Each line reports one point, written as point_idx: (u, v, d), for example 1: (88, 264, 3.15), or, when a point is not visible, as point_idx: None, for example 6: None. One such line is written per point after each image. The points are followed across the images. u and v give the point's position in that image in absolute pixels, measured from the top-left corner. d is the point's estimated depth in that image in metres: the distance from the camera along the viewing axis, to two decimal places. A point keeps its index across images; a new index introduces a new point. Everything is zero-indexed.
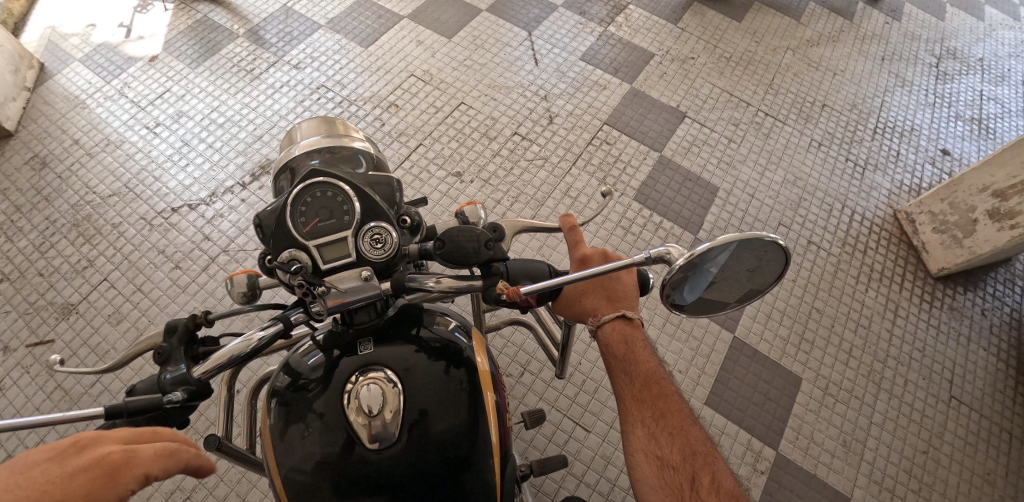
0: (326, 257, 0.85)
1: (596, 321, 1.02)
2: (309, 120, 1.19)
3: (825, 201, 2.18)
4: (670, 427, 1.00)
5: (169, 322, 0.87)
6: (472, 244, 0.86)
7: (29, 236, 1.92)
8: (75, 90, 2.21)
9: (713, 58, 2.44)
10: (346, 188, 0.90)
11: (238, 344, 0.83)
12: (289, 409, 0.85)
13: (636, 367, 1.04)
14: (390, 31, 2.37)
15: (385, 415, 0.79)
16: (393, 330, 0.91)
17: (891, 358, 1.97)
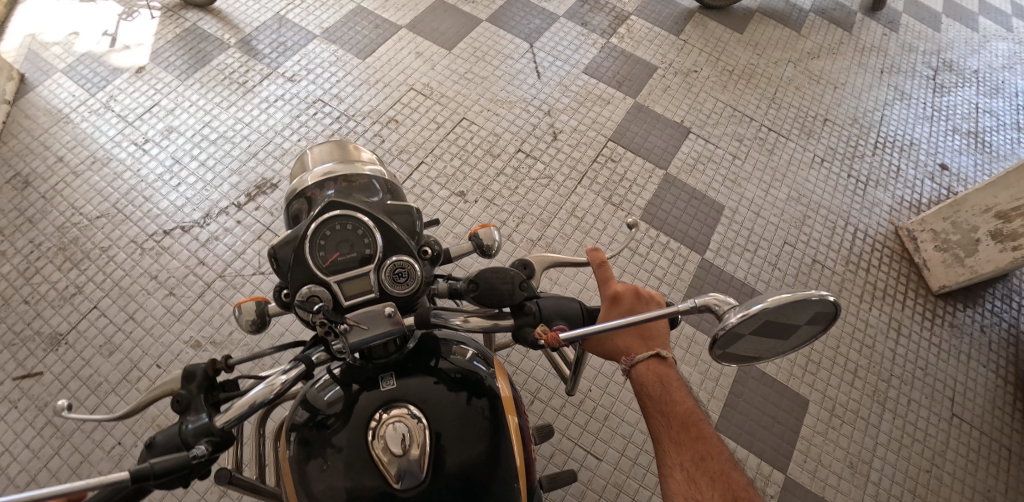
0: (347, 292, 0.81)
1: (630, 361, 0.96)
2: (320, 145, 1.14)
3: (828, 218, 2.18)
4: (709, 470, 0.91)
5: (186, 369, 0.80)
6: (506, 287, 0.86)
7: (13, 261, 1.85)
8: (57, 103, 2.12)
9: (716, 72, 2.43)
10: (366, 220, 0.85)
11: (261, 389, 0.78)
12: (310, 446, 0.84)
13: (671, 408, 0.96)
14: (388, 41, 2.30)
15: (412, 452, 0.76)
16: (412, 363, 0.90)
17: (895, 377, 1.97)
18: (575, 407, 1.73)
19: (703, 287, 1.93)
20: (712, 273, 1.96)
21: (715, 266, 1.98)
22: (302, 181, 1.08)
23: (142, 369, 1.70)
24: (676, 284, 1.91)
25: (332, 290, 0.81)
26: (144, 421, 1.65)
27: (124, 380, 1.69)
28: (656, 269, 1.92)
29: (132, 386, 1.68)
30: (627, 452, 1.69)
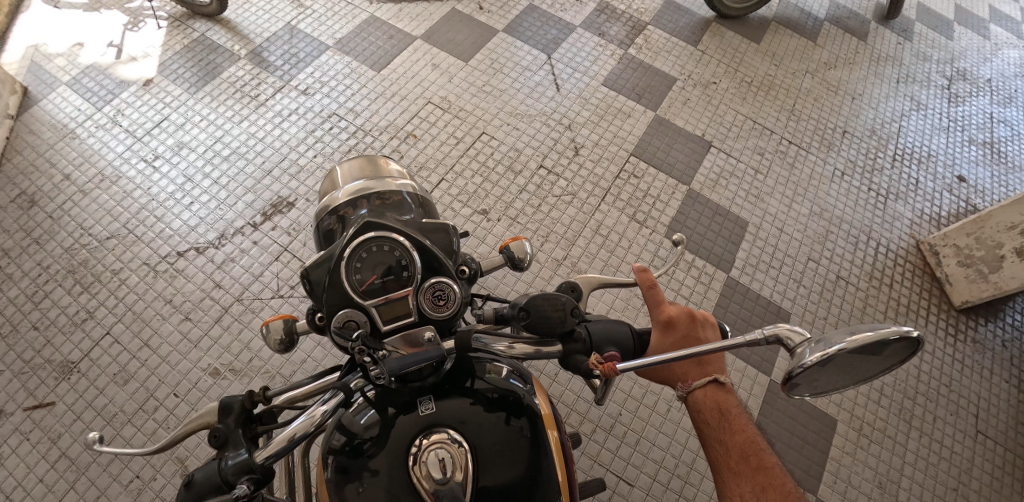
0: (385, 317, 0.79)
1: (687, 387, 0.99)
2: (352, 162, 1.10)
3: (850, 233, 2.16)
4: (766, 498, 0.91)
5: (224, 401, 0.80)
6: (557, 314, 0.84)
7: (20, 285, 1.78)
8: (62, 117, 2.05)
9: (734, 83, 2.41)
10: (403, 242, 0.83)
11: (301, 422, 0.75)
12: (345, 473, 0.77)
13: (732, 436, 0.97)
14: (404, 52, 2.25)
15: (453, 478, 0.70)
16: (448, 384, 0.83)
17: (921, 395, 1.93)
18: (606, 432, 1.70)
19: (730, 306, 1.91)
20: (738, 292, 1.94)
21: (741, 284, 1.95)
22: (334, 199, 1.03)
23: (159, 398, 1.65)
24: (703, 303, 1.88)
25: (370, 315, 0.79)
26: (161, 453, 1.59)
27: (141, 410, 1.63)
28: (682, 287, 1.90)
29: (149, 417, 1.63)
30: (659, 478, 1.66)
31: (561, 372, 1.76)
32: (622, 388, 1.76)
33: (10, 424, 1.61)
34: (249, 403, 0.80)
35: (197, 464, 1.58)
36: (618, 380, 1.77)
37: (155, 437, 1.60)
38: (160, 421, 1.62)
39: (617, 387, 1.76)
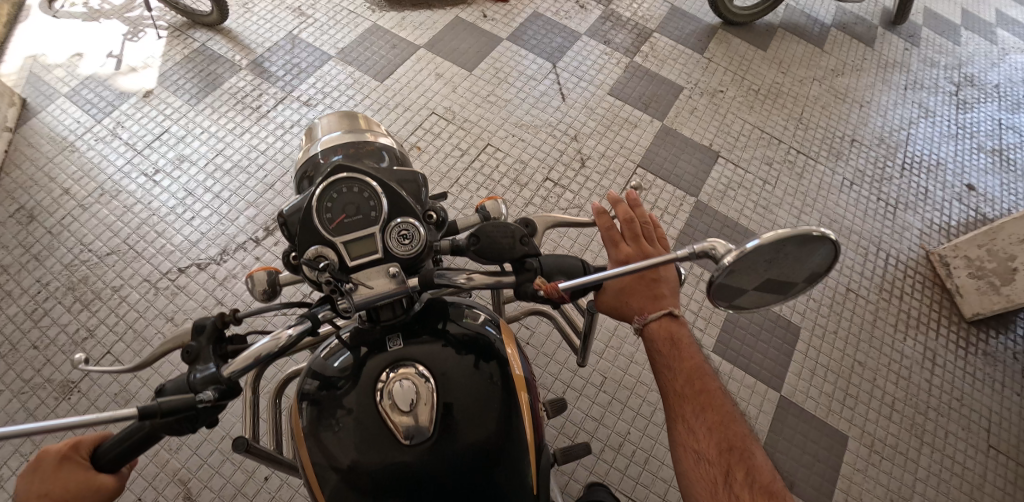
0: (352, 253, 0.75)
1: (643, 321, 0.95)
2: (328, 115, 1.05)
3: (860, 244, 2.14)
4: (708, 421, 0.94)
5: (196, 320, 0.75)
6: (506, 240, 0.77)
7: (19, 303, 1.75)
8: (62, 130, 2.02)
9: (741, 91, 2.38)
10: (373, 184, 0.80)
11: (266, 342, 0.72)
12: (318, 408, 0.79)
13: (679, 363, 0.97)
14: (407, 62, 2.22)
15: (418, 411, 0.73)
16: (420, 324, 0.84)
17: (932, 409, 1.90)
18: (615, 451, 1.67)
19: (737, 323, 1.92)
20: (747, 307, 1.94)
21: None
22: (309, 151, 0.99)
23: None
24: (709, 319, 1.90)
25: (336, 250, 0.76)
26: (162, 476, 1.57)
27: None
28: (688, 302, 1.92)
29: None
30: (668, 497, 1.64)
31: (569, 389, 1.74)
32: (630, 406, 1.75)
33: (10, 446, 1.58)
34: (222, 323, 0.76)
35: (200, 486, 1.56)
36: (626, 398, 1.75)
37: (158, 459, 1.58)
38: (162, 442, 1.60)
39: (625, 404, 1.74)
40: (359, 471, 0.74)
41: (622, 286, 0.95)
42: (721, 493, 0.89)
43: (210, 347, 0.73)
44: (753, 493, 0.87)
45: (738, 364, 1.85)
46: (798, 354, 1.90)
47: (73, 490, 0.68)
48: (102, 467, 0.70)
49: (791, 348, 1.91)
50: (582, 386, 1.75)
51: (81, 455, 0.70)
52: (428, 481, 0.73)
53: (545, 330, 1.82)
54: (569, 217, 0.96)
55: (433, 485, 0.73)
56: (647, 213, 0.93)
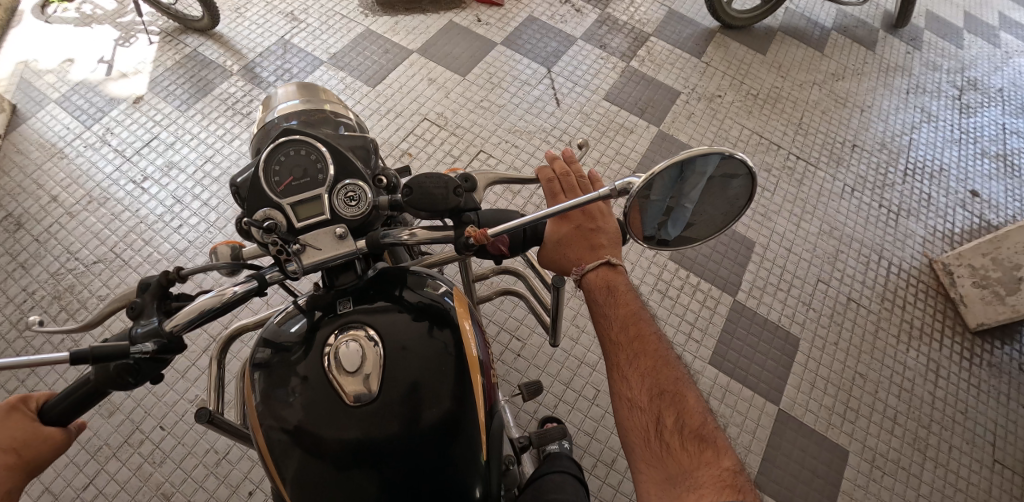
0: (299, 215, 0.84)
1: (579, 272, 0.99)
2: (288, 85, 1.14)
3: (861, 252, 2.09)
4: (643, 368, 0.94)
5: (141, 281, 0.82)
6: (440, 191, 0.84)
7: (4, 312, 1.73)
8: (51, 136, 2.00)
9: (740, 96, 2.34)
10: (321, 149, 0.88)
11: (211, 297, 0.79)
12: (271, 373, 0.84)
13: (614, 311, 0.98)
14: (399, 67, 2.19)
15: (364, 371, 0.78)
16: (375, 291, 0.90)
17: (935, 423, 1.85)
18: (608, 467, 1.66)
19: (736, 333, 1.87)
20: (745, 316, 1.90)
21: (748, 309, 1.91)
22: (267, 118, 1.09)
23: (144, 431, 1.60)
24: (708, 329, 1.86)
25: (285, 213, 0.84)
26: (145, 490, 1.53)
27: (127, 445, 1.58)
28: (686, 312, 1.87)
29: (134, 450, 1.57)
30: None
31: (561, 403, 1.72)
32: None
33: None
34: (166, 282, 0.82)
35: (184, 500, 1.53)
36: None
37: (141, 473, 1.55)
38: (145, 454, 1.57)
39: None
40: (307, 432, 0.79)
41: (560, 238, 0.99)
42: (652, 439, 0.89)
43: (154, 303, 0.81)
44: (681, 437, 0.87)
45: (736, 376, 1.81)
46: (797, 365, 1.86)
47: (21, 435, 0.73)
48: (49, 419, 0.76)
49: (789, 359, 1.86)
50: (574, 399, 1.73)
51: (31, 408, 0.76)
52: (373, 442, 0.78)
53: (538, 342, 1.80)
54: (511, 177, 1.03)
55: (378, 446, 0.78)
56: (583, 169, 0.96)
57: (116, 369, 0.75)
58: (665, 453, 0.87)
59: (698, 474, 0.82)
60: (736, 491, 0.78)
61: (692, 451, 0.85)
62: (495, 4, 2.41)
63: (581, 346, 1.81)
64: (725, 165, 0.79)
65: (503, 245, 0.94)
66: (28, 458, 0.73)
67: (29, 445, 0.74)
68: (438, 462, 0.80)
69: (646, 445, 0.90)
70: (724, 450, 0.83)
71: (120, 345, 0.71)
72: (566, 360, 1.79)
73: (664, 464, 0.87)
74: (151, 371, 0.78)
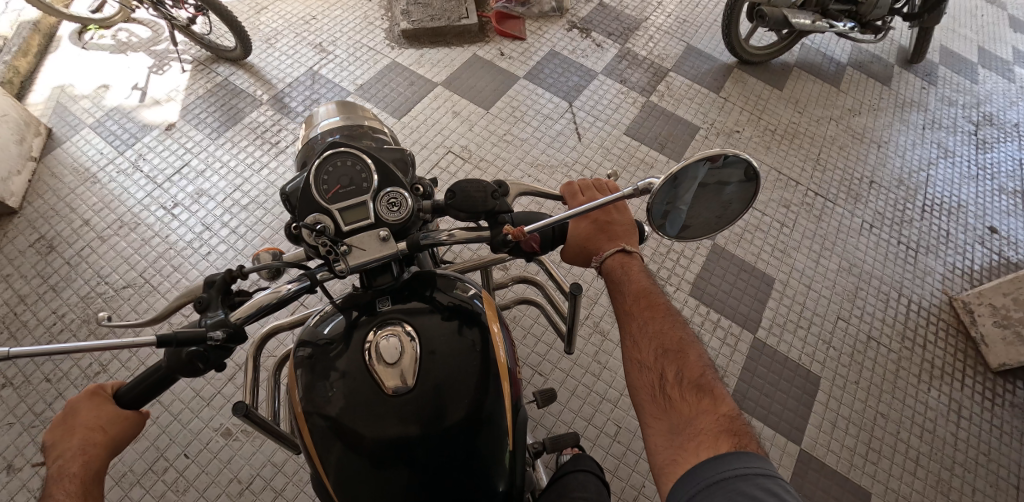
0: (346, 219, 0.89)
1: (598, 258, 1.04)
2: (330, 104, 1.24)
3: (881, 290, 2.10)
4: (649, 331, 0.99)
5: (207, 275, 0.89)
6: (480, 195, 0.91)
7: (34, 334, 1.75)
8: (85, 160, 2.03)
9: (758, 131, 2.37)
10: (366, 160, 0.93)
11: (267, 294, 0.89)
12: (313, 367, 0.88)
13: (628, 284, 1.02)
14: (424, 100, 2.23)
15: (402, 363, 0.83)
16: (409, 291, 0.95)
17: (958, 465, 1.83)
18: None
19: (757, 371, 1.88)
20: (766, 354, 1.91)
21: (768, 346, 1.93)
22: (311, 135, 1.19)
23: (169, 458, 1.61)
24: (729, 366, 1.87)
25: (333, 217, 0.89)
26: None
27: (152, 473, 1.59)
28: (708, 349, 1.88)
29: (159, 478, 1.59)
30: None
31: (583, 438, 1.73)
32: (644, 457, 1.73)
33: (19, 480, 1.59)
34: (229, 278, 0.88)
35: None
36: (640, 448, 1.74)
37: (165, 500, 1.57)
38: (169, 483, 1.59)
39: (638, 455, 1.73)
40: (346, 422, 0.83)
41: (582, 233, 1.05)
42: (657, 395, 0.94)
43: (220, 298, 0.87)
44: (683, 389, 0.92)
45: (757, 415, 1.81)
46: (818, 404, 1.85)
47: (103, 417, 0.84)
48: (124, 402, 0.86)
49: (810, 398, 1.86)
50: (596, 436, 1.74)
51: (108, 392, 0.86)
52: (405, 433, 0.82)
53: (559, 376, 1.82)
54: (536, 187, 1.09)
55: (411, 438, 0.82)
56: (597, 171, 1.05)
57: (187, 357, 0.82)
58: (668, 406, 0.92)
59: (697, 422, 0.88)
60: (733, 436, 0.85)
61: (691, 402, 0.90)
62: (518, 38, 2.46)
63: (603, 382, 1.82)
64: (718, 173, 0.90)
65: (535, 242, 0.97)
66: (112, 437, 0.84)
67: (112, 426, 0.84)
68: (466, 456, 0.84)
69: (650, 400, 0.95)
70: (721, 399, 0.90)
71: (194, 333, 0.78)
72: (588, 395, 1.80)
73: (667, 416, 0.92)
74: (217, 359, 0.85)
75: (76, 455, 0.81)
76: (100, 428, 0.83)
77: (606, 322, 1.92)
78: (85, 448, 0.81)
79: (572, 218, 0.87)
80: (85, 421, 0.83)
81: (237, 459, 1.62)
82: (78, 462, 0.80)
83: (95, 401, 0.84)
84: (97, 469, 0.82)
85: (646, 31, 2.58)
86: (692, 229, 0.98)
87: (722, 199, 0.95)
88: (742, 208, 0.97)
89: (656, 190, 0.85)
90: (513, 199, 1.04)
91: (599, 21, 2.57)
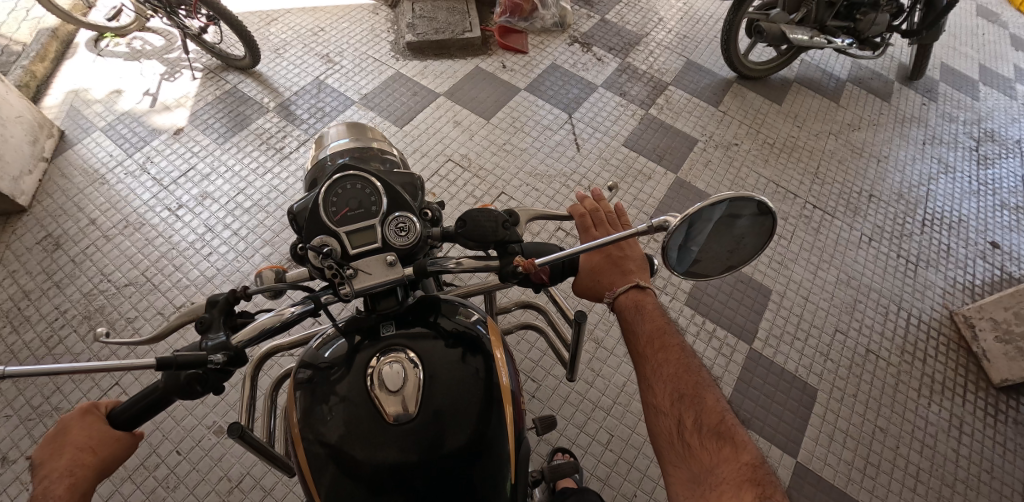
0: (353, 242, 0.91)
1: (611, 294, 1.05)
2: (339, 125, 1.23)
3: (880, 303, 2.08)
4: (664, 375, 0.99)
5: (210, 296, 0.90)
6: (491, 225, 0.93)
7: (36, 329, 1.78)
8: (95, 162, 2.08)
9: (757, 144, 2.39)
10: (376, 184, 0.96)
11: (271, 317, 0.91)
12: (313, 391, 0.89)
13: (641, 328, 1.04)
14: (426, 109, 2.28)
15: (405, 391, 0.82)
16: (413, 316, 0.96)
17: (960, 482, 1.80)
18: None
19: (753, 382, 1.86)
20: (761, 365, 1.90)
21: (764, 357, 1.91)
22: (320, 155, 1.18)
23: (161, 454, 1.62)
24: (724, 377, 1.86)
25: (340, 240, 0.91)
26: None
27: (144, 468, 1.60)
28: (703, 359, 1.87)
29: (150, 474, 1.59)
30: None
31: (574, 446, 1.72)
32: (637, 466, 1.71)
33: (12, 472, 1.60)
34: (232, 299, 0.89)
35: None
36: (633, 457, 1.72)
37: (155, 495, 1.57)
38: (160, 479, 1.59)
39: (631, 463, 1.71)
40: (344, 448, 0.83)
41: (593, 265, 1.07)
42: (678, 443, 0.95)
43: (221, 319, 0.88)
44: (701, 436, 0.92)
45: (752, 425, 1.79)
46: (815, 416, 1.83)
47: (94, 437, 0.83)
48: (117, 424, 0.85)
49: (807, 410, 1.84)
50: (587, 443, 1.72)
51: (101, 411, 0.86)
52: (404, 461, 0.81)
53: (552, 383, 1.81)
54: (548, 210, 1.10)
55: (410, 467, 0.81)
56: (611, 204, 1.06)
57: (186, 378, 0.82)
58: (688, 454, 0.93)
59: (720, 472, 0.88)
60: (756, 486, 0.84)
61: (711, 450, 0.90)
62: (520, 52, 2.51)
63: (596, 389, 1.81)
64: (733, 209, 0.88)
65: (543, 273, 0.98)
66: (102, 459, 0.83)
67: (103, 447, 0.83)
68: (464, 484, 0.83)
69: (670, 448, 0.96)
70: (742, 446, 0.89)
71: (197, 357, 0.78)
72: (580, 403, 1.79)
73: (688, 465, 0.92)
74: (216, 382, 0.85)
75: (63, 476, 0.79)
76: (92, 447, 0.82)
77: (600, 331, 1.91)
78: (76, 467, 0.80)
79: (585, 251, 0.86)
80: (77, 439, 0.82)
81: (227, 458, 1.63)
82: (65, 484, 0.78)
83: (88, 420, 0.84)
84: (84, 492, 0.80)
85: (647, 46, 2.63)
86: (703, 264, 0.97)
87: (735, 234, 0.94)
88: (754, 245, 0.96)
89: (672, 228, 0.84)
90: (524, 226, 1.05)
91: (600, 37, 2.62)
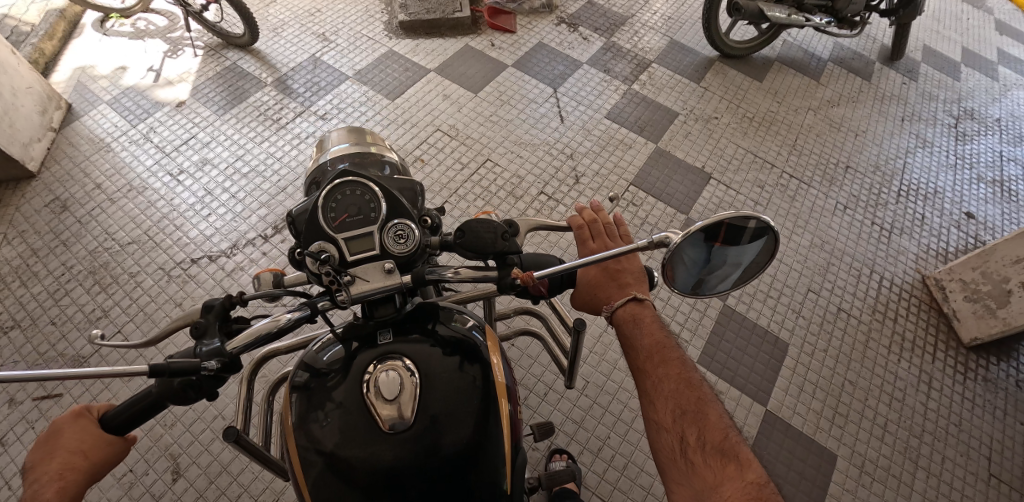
0: (351, 249, 0.89)
1: (608, 307, 1.01)
2: (339, 130, 1.22)
3: (853, 265, 2.15)
4: (664, 390, 0.95)
5: (206, 301, 0.89)
6: (490, 235, 0.91)
7: (43, 283, 1.88)
8: (101, 132, 2.19)
9: (736, 118, 2.47)
10: (374, 189, 0.94)
11: (266, 323, 0.86)
12: (310, 398, 0.88)
13: (642, 340, 0.99)
14: (417, 83, 2.38)
15: (402, 400, 0.81)
16: (412, 322, 0.95)
17: (927, 433, 1.85)
18: (593, 455, 1.71)
19: (725, 336, 1.94)
20: (734, 321, 1.97)
21: (737, 313, 1.99)
22: (320, 159, 1.18)
23: None
24: (697, 331, 1.93)
25: (338, 246, 0.90)
26: (154, 450, 1.64)
27: None
28: (676, 314, 1.95)
29: None
30: None
31: (552, 391, 1.79)
32: (612, 411, 1.78)
33: (19, 412, 1.70)
34: (229, 304, 0.89)
35: (189, 462, 1.63)
36: (607, 402, 1.79)
37: (153, 432, 1.66)
38: (158, 418, 1.68)
39: (605, 409, 1.78)
40: (338, 456, 0.82)
41: (591, 279, 1.03)
42: (681, 463, 0.90)
43: (217, 324, 0.87)
44: (705, 453, 0.88)
45: (724, 378, 1.86)
46: (785, 369, 1.90)
47: (87, 440, 0.81)
48: (110, 427, 0.84)
49: (778, 362, 1.91)
50: (564, 389, 1.80)
51: (94, 415, 0.84)
52: (397, 467, 0.80)
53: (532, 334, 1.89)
54: (548, 221, 1.09)
55: (405, 472, 0.80)
56: (609, 215, 1.04)
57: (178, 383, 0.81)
58: (692, 472, 0.88)
59: (725, 490, 0.84)
60: None
61: (716, 467, 0.86)
62: (508, 31, 2.61)
63: None
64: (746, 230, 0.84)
65: (543, 285, 0.93)
66: (94, 462, 0.81)
67: (95, 450, 0.82)
68: (459, 488, 0.82)
69: (674, 465, 0.91)
70: (748, 465, 0.85)
71: (192, 363, 0.75)
72: None
73: (693, 483, 0.88)
74: (209, 387, 0.83)
75: (53, 479, 0.77)
76: (82, 450, 0.80)
77: None
78: (65, 470, 0.78)
79: (584, 266, 0.81)
80: (68, 441, 0.80)
81: (223, 398, 1.72)
82: (55, 487, 0.76)
83: (76, 424, 0.82)
84: (73, 496, 0.77)
85: (632, 26, 2.72)
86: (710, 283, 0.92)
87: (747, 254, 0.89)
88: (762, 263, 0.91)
89: (674, 245, 0.79)
90: (524, 235, 1.06)
91: (586, 18, 2.72)
